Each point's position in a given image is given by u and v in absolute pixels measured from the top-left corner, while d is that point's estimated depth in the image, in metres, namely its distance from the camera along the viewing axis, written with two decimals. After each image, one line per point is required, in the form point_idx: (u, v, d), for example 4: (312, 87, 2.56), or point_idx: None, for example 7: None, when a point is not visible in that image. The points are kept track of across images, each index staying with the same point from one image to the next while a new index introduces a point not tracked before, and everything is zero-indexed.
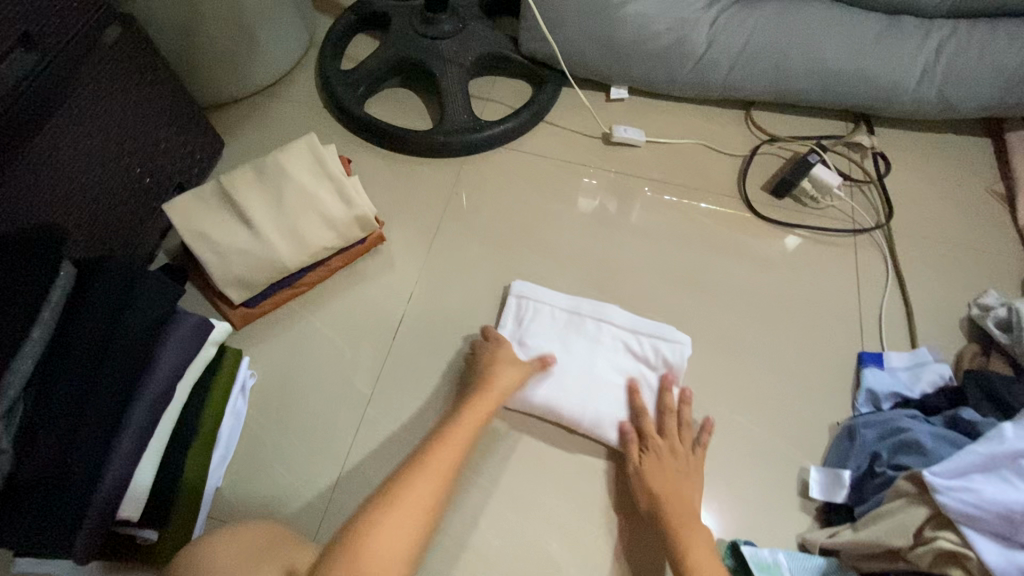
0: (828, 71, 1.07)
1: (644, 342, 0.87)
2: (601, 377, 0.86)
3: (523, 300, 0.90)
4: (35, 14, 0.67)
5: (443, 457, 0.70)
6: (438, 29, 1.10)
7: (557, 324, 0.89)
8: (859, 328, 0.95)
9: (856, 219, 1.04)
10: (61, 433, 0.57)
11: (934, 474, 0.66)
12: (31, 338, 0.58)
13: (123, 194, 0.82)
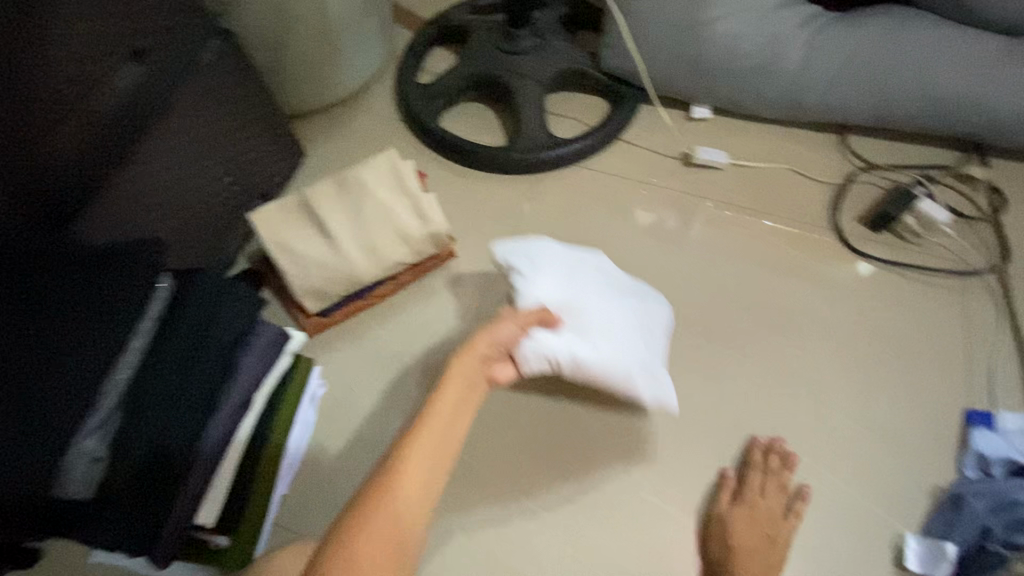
0: (938, 96, 0.98)
1: (633, 296, 0.84)
2: (619, 331, 0.78)
3: (514, 253, 0.79)
4: (146, 28, 0.71)
5: (421, 462, 0.51)
6: (518, 44, 1.09)
7: (564, 279, 0.80)
8: (964, 380, 0.86)
9: (965, 259, 0.95)
10: (150, 441, 0.58)
11: None
12: (132, 346, 0.62)
13: (214, 201, 0.84)
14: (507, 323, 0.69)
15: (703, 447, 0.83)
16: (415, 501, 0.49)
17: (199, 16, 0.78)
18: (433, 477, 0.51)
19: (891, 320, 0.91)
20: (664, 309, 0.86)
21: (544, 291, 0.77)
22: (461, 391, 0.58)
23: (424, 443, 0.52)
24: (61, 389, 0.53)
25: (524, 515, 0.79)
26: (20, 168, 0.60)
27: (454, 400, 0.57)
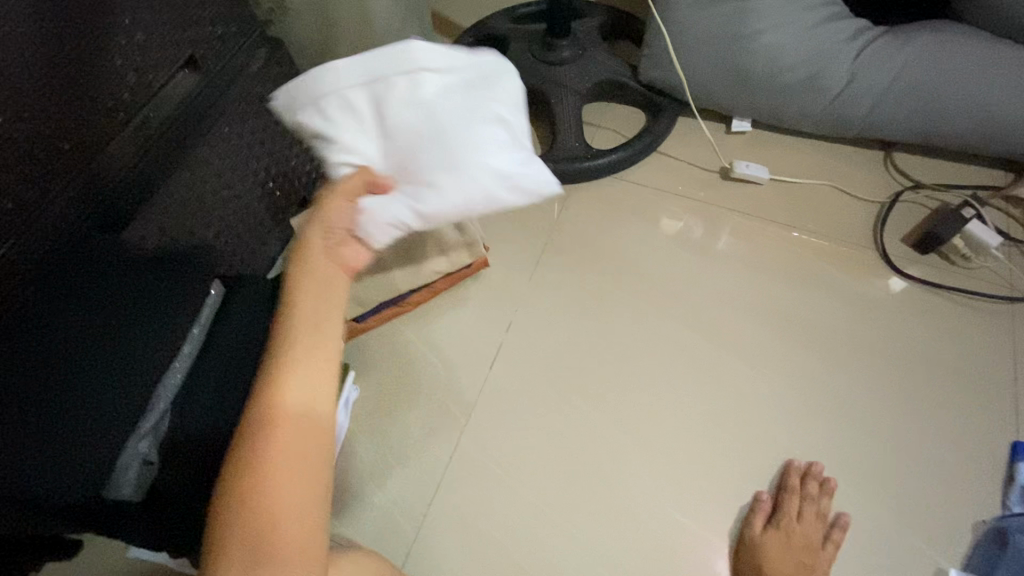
0: (992, 114, 0.95)
1: (468, 80, 0.59)
2: (464, 141, 0.57)
3: (310, 111, 0.58)
4: (202, 38, 0.72)
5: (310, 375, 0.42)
6: (556, 54, 1.08)
7: (371, 113, 0.57)
8: (1011, 409, 0.83)
9: (1014, 284, 0.92)
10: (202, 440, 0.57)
11: None
12: (183, 351, 0.63)
13: (257, 206, 0.85)
14: (335, 203, 0.52)
15: (736, 467, 0.82)
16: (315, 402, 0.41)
17: (249, 25, 0.80)
18: (325, 378, 0.42)
19: (936, 344, 0.88)
20: (508, 73, 0.61)
21: (361, 144, 0.57)
22: (314, 306, 0.44)
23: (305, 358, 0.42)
24: (113, 394, 0.54)
25: (554, 528, 0.79)
26: (80, 176, 0.62)
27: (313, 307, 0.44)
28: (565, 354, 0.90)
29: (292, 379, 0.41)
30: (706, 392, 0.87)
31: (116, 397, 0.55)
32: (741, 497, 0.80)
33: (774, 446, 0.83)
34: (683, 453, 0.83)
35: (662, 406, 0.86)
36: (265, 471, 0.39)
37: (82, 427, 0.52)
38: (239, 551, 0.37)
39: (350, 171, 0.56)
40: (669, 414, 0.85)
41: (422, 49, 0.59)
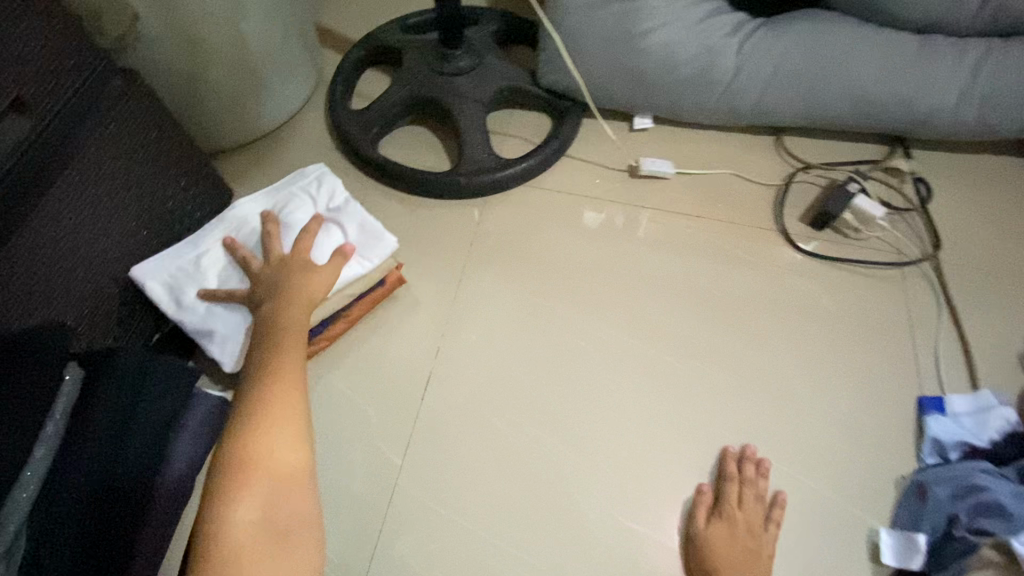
0: (862, 95, 1.03)
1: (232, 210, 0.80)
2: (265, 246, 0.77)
3: (153, 272, 0.74)
4: (29, 77, 0.61)
5: (274, 421, 0.61)
6: (454, 64, 1.05)
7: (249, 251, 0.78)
8: (914, 367, 0.89)
9: (901, 249, 0.99)
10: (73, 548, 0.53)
11: None
12: (34, 457, 0.56)
13: (125, 261, 0.75)
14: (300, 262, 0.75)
15: (679, 464, 0.82)
16: (288, 439, 0.61)
17: (94, 53, 0.69)
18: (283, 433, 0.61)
19: (842, 314, 0.93)
20: (302, 179, 0.84)
21: (217, 272, 0.76)
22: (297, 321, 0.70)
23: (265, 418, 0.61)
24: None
25: (506, 555, 0.76)
26: None
27: (291, 357, 0.66)
28: (498, 374, 0.87)
29: (262, 439, 0.60)
30: (642, 392, 0.87)
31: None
32: (686, 493, 0.80)
33: (712, 436, 0.84)
34: (627, 458, 0.82)
35: (599, 414, 0.85)
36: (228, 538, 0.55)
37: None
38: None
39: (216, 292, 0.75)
40: (608, 421, 0.84)
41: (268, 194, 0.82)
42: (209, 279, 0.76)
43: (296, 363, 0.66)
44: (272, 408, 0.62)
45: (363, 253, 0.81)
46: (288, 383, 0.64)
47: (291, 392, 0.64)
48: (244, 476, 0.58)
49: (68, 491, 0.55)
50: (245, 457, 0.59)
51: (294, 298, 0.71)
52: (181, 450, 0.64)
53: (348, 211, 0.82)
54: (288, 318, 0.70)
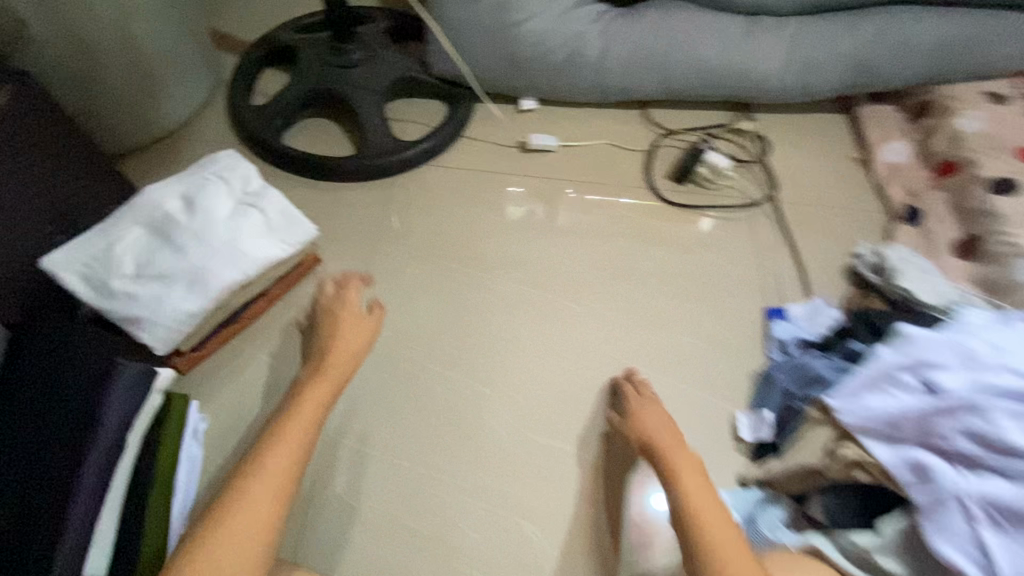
0: (708, 69, 1.21)
1: (146, 199, 0.82)
2: (183, 232, 0.81)
3: (68, 262, 0.76)
4: None
5: (266, 478, 0.65)
6: (349, 58, 1.14)
7: (167, 237, 0.81)
8: (763, 287, 1.07)
9: (747, 193, 1.18)
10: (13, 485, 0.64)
11: (850, 418, 0.74)
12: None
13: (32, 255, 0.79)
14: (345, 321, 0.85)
15: (578, 387, 0.94)
16: (264, 504, 0.63)
17: None
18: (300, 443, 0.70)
19: (703, 251, 1.11)
20: (218, 167, 0.87)
21: (135, 259, 0.79)
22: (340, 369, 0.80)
23: (256, 479, 0.65)
24: None
25: (432, 482, 0.86)
26: None
27: (294, 435, 0.69)
28: (413, 331, 0.96)
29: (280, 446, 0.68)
30: (542, 333, 0.99)
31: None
32: (585, 410, 0.93)
33: (604, 361, 0.97)
34: (532, 388, 0.94)
35: (507, 355, 0.97)
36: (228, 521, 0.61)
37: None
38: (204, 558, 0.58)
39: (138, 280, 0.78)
40: (515, 359, 0.96)
41: (183, 182, 0.85)
42: (127, 265, 0.78)
43: (298, 432, 0.70)
44: (268, 470, 0.66)
45: (284, 237, 0.87)
46: (285, 451, 0.68)
47: (287, 461, 0.67)
48: (223, 530, 0.60)
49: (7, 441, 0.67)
50: (236, 498, 0.63)
51: (324, 374, 0.78)
52: (108, 408, 0.69)
53: (267, 196, 0.88)
54: (331, 372, 0.79)
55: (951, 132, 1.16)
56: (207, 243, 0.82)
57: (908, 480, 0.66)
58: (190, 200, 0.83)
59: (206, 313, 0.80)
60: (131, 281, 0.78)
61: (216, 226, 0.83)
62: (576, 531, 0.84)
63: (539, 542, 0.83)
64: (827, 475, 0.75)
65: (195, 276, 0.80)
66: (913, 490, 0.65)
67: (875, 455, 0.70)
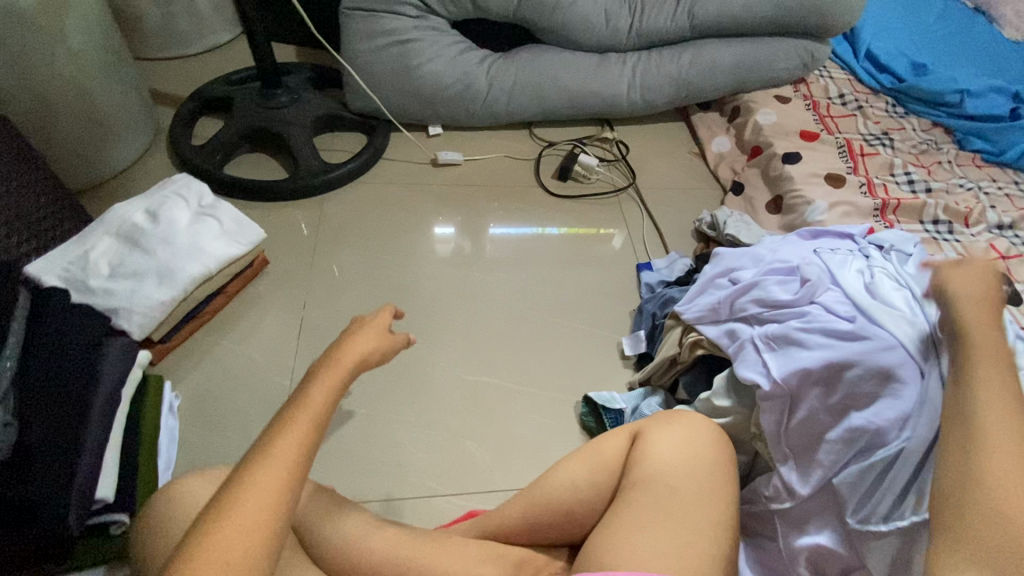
0: (573, 93, 1.53)
1: (112, 215, 0.98)
2: (147, 239, 0.97)
3: (46, 268, 0.91)
4: None
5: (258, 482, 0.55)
6: (277, 101, 1.36)
7: (133, 245, 0.97)
8: (634, 250, 1.36)
9: (615, 183, 1.50)
10: (47, 410, 0.69)
11: (685, 313, 1.00)
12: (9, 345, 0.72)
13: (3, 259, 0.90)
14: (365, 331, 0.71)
15: (498, 338, 1.17)
16: (259, 524, 0.54)
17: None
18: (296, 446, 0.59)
19: (586, 227, 1.39)
20: (175, 187, 1.05)
21: (105, 264, 0.95)
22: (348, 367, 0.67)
23: (248, 492, 0.55)
24: None
25: (385, 422, 1.04)
26: None
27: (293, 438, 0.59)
28: (356, 311, 1.16)
29: (274, 442, 0.58)
30: (467, 301, 1.22)
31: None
32: (505, 353, 1.15)
33: (515, 316, 1.21)
34: (462, 343, 1.15)
35: (439, 321, 1.18)
36: (219, 532, 0.53)
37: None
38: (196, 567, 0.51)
39: (110, 279, 0.93)
40: (445, 324, 1.18)
41: (144, 200, 1.02)
42: (103, 266, 0.94)
43: (291, 454, 0.58)
44: (261, 470, 0.56)
45: (237, 237, 1.04)
46: (278, 467, 0.57)
47: (280, 475, 0.57)
48: (212, 546, 0.52)
49: (33, 373, 0.71)
50: (231, 508, 0.54)
51: (324, 374, 0.65)
52: (110, 367, 0.79)
53: (219, 207, 1.06)
54: (325, 382, 0.64)
55: (755, 125, 1.55)
56: (172, 244, 0.98)
57: (727, 344, 0.92)
58: (153, 213, 1.00)
59: (175, 301, 0.95)
60: (107, 279, 0.93)
61: (177, 232, 1.00)
62: (508, 442, 1.03)
63: (478, 455, 1.02)
64: (681, 359, 1.01)
65: (164, 272, 0.96)
66: (729, 349, 0.90)
67: (706, 335, 0.95)
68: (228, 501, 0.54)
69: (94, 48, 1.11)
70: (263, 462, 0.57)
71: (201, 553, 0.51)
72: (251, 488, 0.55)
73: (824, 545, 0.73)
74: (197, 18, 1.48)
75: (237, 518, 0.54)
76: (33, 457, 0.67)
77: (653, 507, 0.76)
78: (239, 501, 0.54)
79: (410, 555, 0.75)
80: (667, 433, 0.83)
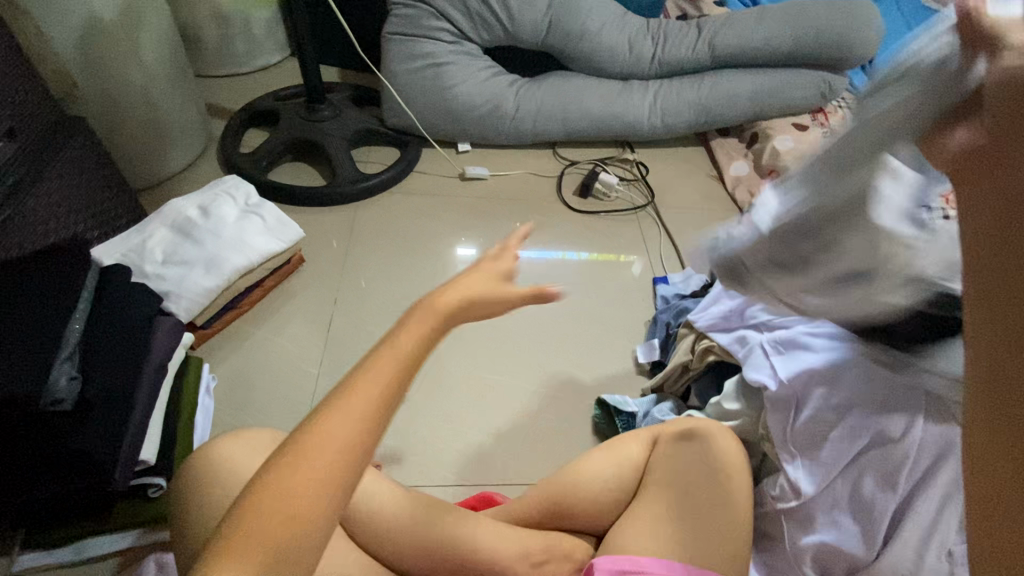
0: (596, 115, 1.61)
1: (168, 210, 1.07)
2: (197, 232, 1.06)
3: (108, 253, 1.00)
4: (27, 115, 0.93)
5: (327, 439, 0.44)
6: (320, 115, 1.47)
7: (185, 236, 1.05)
8: (651, 265, 1.41)
9: (634, 201, 1.56)
10: (108, 371, 0.73)
11: (696, 320, 1.04)
12: (80, 308, 0.75)
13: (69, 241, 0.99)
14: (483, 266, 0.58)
15: (516, 341, 1.22)
16: (321, 492, 0.43)
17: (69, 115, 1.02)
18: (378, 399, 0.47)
19: (604, 242, 1.45)
20: (224, 186, 1.15)
21: (157, 253, 1.03)
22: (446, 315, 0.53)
23: (312, 453, 0.43)
24: (44, 321, 0.69)
25: (405, 413, 1.09)
26: None
27: (379, 370, 0.48)
28: (383, 309, 1.22)
29: (355, 387, 0.47)
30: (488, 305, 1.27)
31: (44, 326, 0.68)
32: (522, 355, 1.20)
33: (534, 322, 1.26)
34: (481, 344, 1.20)
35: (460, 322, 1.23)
36: (275, 493, 0.42)
37: (27, 347, 0.66)
38: (246, 536, 0.41)
39: (162, 267, 1.01)
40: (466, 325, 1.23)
41: (196, 196, 1.11)
42: (157, 254, 1.02)
43: (368, 407, 0.46)
44: (332, 426, 0.45)
45: (280, 234, 1.12)
46: (360, 407, 0.46)
47: (355, 430, 0.45)
48: (266, 510, 0.41)
49: (98, 338, 0.75)
50: (289, 469, 0.43)
51: (418, 314, 0.53)
52: (160, 342, 0.84)
53: (265, 206, 1.14)
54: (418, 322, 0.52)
55: (772, 151, 1.60)
56: (220, 237, 1.07)
57: (738, 349, 0.94)
58: (205, 208, 1.09)
59: (219, 288, 1.03)
60: (160, 265, 1.02)
61: (224, 227, 1.08)
62: (522, 439, 1.08)
63: (493, 449, 1.06)
64: (693, 365, 1.04)
65: (211, 262, 1.04)
66: (738, 354, 0.93)
67: (716, 341, 0.99)
68: (293, 456, 0.43)
69: (162, 61, 1.23)
70: (331, 410, 0.46)
71: (249, 519, 0.41)
72: (317, 445, 0.44)
73: (831, 543, 0.75)
74: (252, 41, 1.62)
75: (302, 479, 0.43)
76: (91, 413, 0.71)
77: (666, 501, 0.79)
78: (304, 458, 0.43)
79: (428, 528, 0.78)
80: (686, 435, 0.86)
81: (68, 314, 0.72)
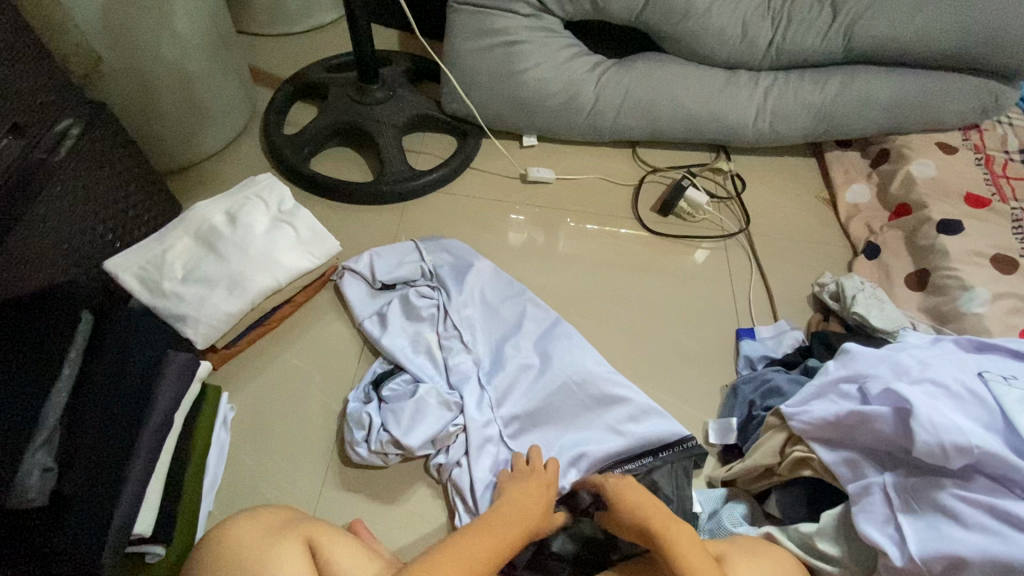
0: (689, 115, 1.33)
1: (190, 214, 0.95)
2: (220, 245, 0.94)
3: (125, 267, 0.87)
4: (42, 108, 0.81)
5: None
6: (372, 96, 1.29)
7: (207, 249, 0.93)
8: (735, 309, 1.20)
9: (724, 226, 1.32)
10: (90, 455, 0.65)
11: (787, 408, 0.84)
12: (64, 374, 0.68)
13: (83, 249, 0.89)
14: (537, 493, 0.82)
15: None
16: None
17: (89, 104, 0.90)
18: None
19: (684, 276, 1.23)
20: (256, 185, 1.01)
21: (177, 269, 0.91)
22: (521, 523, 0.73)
23: None
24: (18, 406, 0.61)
25: None
26: None
27: None
28: None
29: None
30: None
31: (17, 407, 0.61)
32: None
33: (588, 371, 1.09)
34: None
35: None
36: None
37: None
38: None
39: (181, 288, 0.90)
40: None
41: (223, 197, 0.98)
42: (177, 268, 0.91)
43: None
44: None
45: (312, 249, 0.99)
46: None
47: None
48: None
49: (86, 408, 0.67)
50: None
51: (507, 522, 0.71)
52: (163, 397, 0.74)
53: (297, 214, 1.00)
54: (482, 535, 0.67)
55: (906, 178, 1.30)
56: (245, 252, 0.94)
57: (846, 476, 0.75)
58: (233, 215, 0.97)
59: (242, 312, 0.92)
60: (180, 282, 0.90)
61: (252, 239, 0.96)
62: None
63: None
64: (779, 472, 0.84)
65: (234, 282, 0.92)
66: (848, 485, 0.74)
67: (819, 457, 0.78)
68: None
69: (198, 31, 1.08)
70: None
71: None
72: None
73: None
74: None
75: None
76: (73, 501, 0.63)
77: None
78: None
79: None
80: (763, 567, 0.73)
81: (44, 394, 0.64)
